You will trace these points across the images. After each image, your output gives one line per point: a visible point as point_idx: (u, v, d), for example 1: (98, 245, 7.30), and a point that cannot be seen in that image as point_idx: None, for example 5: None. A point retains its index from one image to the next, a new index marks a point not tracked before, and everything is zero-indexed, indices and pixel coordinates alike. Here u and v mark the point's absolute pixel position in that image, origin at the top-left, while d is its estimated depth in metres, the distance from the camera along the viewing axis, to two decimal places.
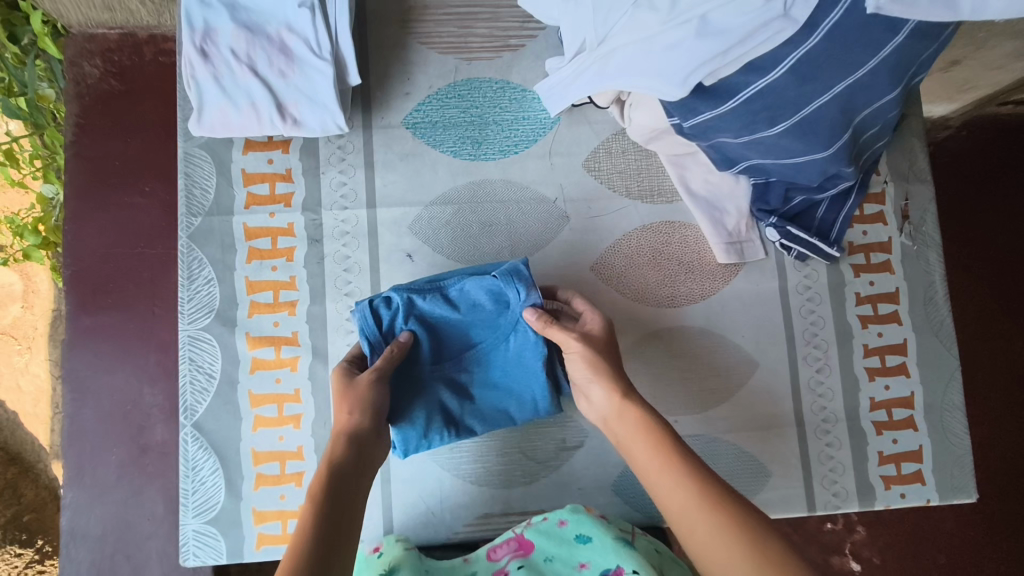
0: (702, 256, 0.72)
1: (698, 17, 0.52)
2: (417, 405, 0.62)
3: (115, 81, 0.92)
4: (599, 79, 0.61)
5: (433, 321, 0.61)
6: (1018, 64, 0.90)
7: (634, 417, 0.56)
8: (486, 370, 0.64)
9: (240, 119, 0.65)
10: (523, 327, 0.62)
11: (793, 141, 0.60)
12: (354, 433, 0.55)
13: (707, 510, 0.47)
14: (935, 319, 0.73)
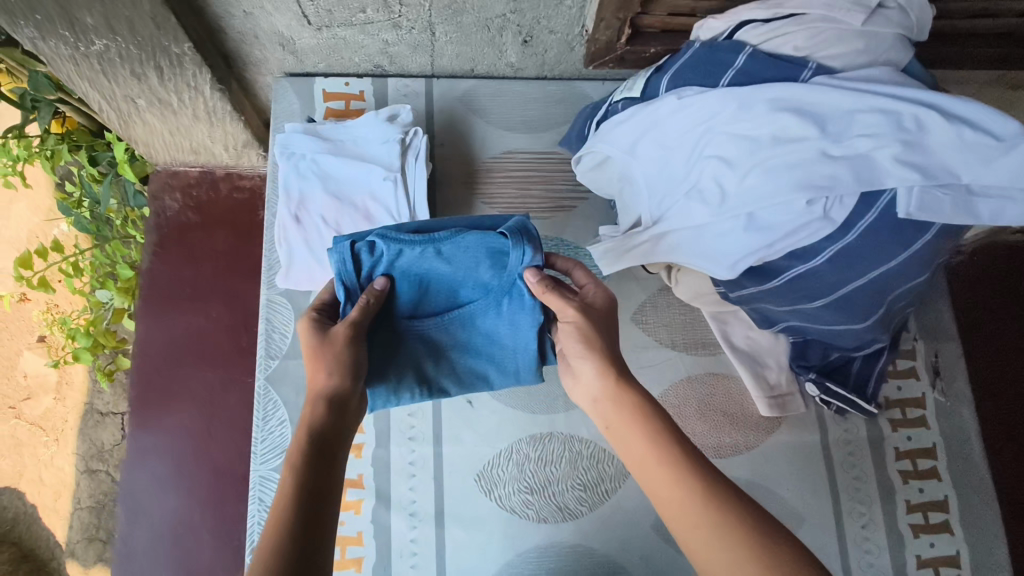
0: (745, 407, 0.75)
1: (746, 213, 0.59)
2: (394, 361, 0.62)
3: (192, 213, 1.00)
4: (652, 253, 0.67)
5: (422, 271, 0.59)
6: None
7: (624, 397, 0.55)
8: (469, 325, 0.64)
9: (322, 278, 0.70)
10: (519, 290, 0.61)
11: (832, 313, 0.65)
12: (330, 395, 0.52)
13: (701, 507, 0.48)
14: (972, 476, 0.75)
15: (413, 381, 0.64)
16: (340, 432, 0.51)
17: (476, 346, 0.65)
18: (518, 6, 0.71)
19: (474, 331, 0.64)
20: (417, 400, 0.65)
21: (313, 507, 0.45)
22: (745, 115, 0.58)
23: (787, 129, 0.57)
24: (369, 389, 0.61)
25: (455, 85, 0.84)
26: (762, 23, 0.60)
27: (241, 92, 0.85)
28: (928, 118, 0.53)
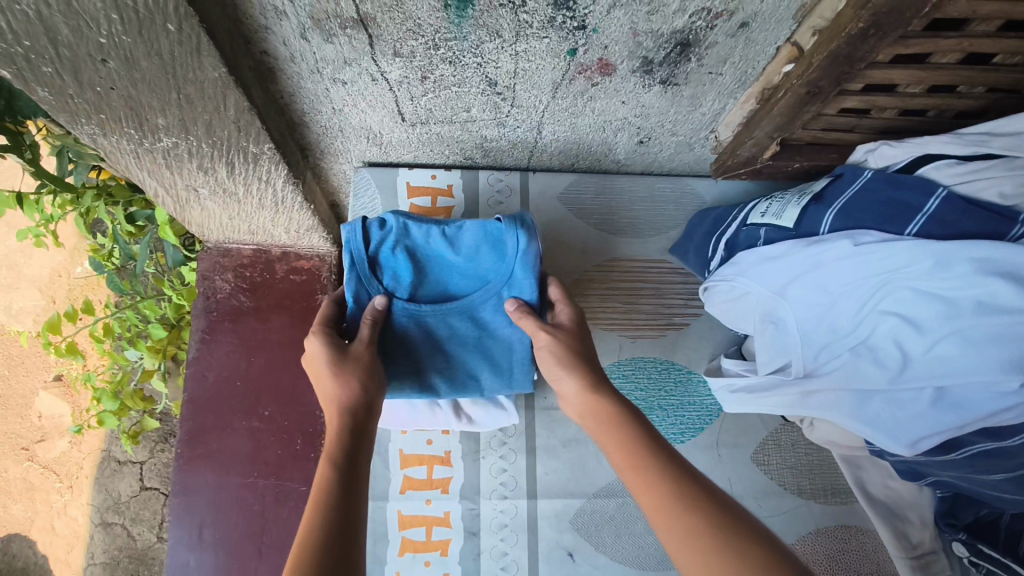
0: (882, 567, 0.67)
1: (933, 386, 0.50)
2: (388, 337, 0.58)
3: (246, 297, 0.91)
4: (796, 405, 0.59)
5: (429, 253, 0.60)
6: None
7: (601, 403, 0.48)
8: (467, 321, 0.60)
9: (415, 418, 0.62)
10: (517, 280, 0.59)
11: (1015, 489, 0.54)
12: (353, 400, 0.49)
13: (698, 519, 0.37)
14: None
15: (400, 367, 0.59)
16: (366, 438, 0.47)
17: (475, 342, 0.60)
18: (644, 111, 0.63)
19: (471, 329, 0.60)
20: (402, 390, 0.59)
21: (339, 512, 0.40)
22: (938, 272, 0.49)
23: (992, 295, 0.46)
24: None
25: (554, 181, 0.75)
26: (959, 161, 0.52)
27: (314, 180, 0.76)
28: None
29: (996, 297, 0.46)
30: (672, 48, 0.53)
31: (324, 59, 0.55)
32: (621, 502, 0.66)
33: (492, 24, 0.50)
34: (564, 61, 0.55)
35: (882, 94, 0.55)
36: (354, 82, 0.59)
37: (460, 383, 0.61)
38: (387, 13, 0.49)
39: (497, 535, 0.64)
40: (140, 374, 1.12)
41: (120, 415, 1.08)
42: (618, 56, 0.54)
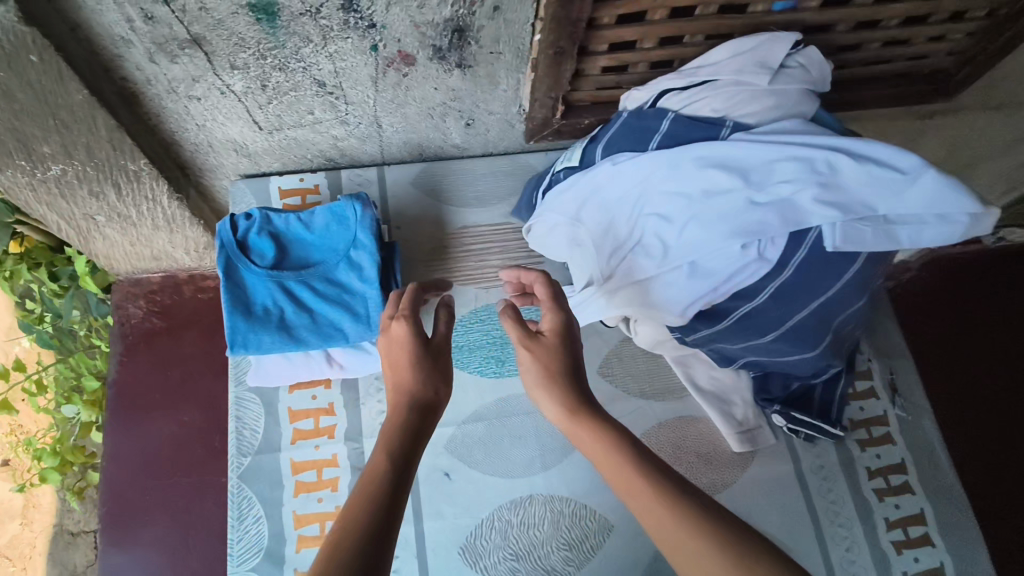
0: (717, 445, 0.78)
1: (688, 262, 0.63)
2: (256, 302, 0.70)
3: (157, 319, 1.01)
4: (605, 309, 0.70)
5: (288, 234, 0.73)
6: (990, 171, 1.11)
7: (587, 430, 0.52)
8: (325, 282, 0.72)
9: (295, 371, 0.73)
10: (361, 242, 0.72)
11: (785, 343, 0.69)
12: (418, 396, 0.53)
13: (709, 545, 0.43)
14: (942, 485, 0.78)
15: (270, 326, 0.69)
16: (424, 434, 0.52)
17: (333, 298, 0.71)
18: (455, 93, 0.77)
19: (330, 289, 0.71)
20: (274, 346, 0.69)
21: (379, 519, 0.43)
22: (674, 172, 0.63)
23: (712, 183, 0.61)
24: (230, 317, 0.68)
25: (406, 170, 0.88)
26: (681, 89, 0.66)
27: (199, 197, 0.88)
28: (838, 161, 0.58)
29: (719, 184, 0.61)
30: (451, 34, 0.67)
31: (175, 78, 0.67)
32: (488, 425, 0.77)
33: (301, 31, 0.64)
34: (371, 56, 0.69)
35: (626, 50, 0.70)
36: (206, 97, 0.71)
37: (325, 334, 0.71)
38: (213, 31, 0.62)
39: None
40: (75, 429, 1.18)
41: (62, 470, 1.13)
42: (412, 46, 0.68)
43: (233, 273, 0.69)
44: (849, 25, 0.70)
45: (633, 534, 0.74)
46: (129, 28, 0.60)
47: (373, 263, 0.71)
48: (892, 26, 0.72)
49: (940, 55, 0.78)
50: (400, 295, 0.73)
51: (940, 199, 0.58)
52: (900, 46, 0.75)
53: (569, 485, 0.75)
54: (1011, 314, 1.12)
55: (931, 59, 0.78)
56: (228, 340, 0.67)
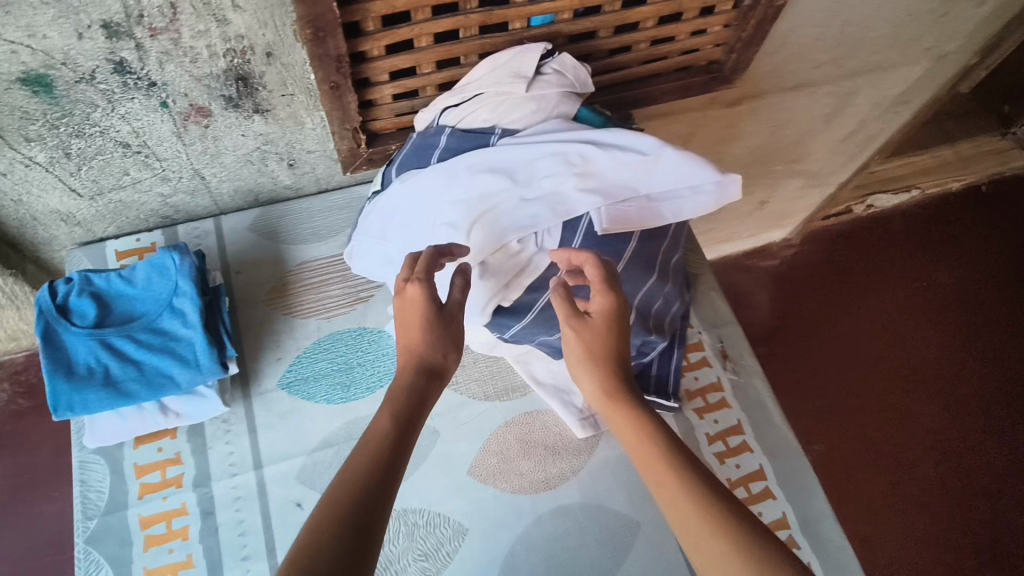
0: (564, 434, 0.81)
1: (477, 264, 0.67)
2: (79, 363, 0.71)
3: (24, 400, 1.01)
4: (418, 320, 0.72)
5: (110, 293, 0.75)
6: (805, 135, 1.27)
7: (622, 411, 0.58)
8: (150, 333, 0.73)
9: (129, 426, 0.74)
10: (181, 289, 0.74)
11: None
12: (423, 360, 0.58)
13: (700, 521, 0.48)
14: (779, 439, 0.82)
15: (94, 384, 0.70)
16: (430, 394, 0.57)
17: (158, 347, 0.72)
18: (266, 138, 0.81)
19: (156, 339, 0.73)
20: (101, 403, 0.70)
21: (381, 476, 0.49)
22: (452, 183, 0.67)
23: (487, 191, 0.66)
24: (51, 382, 0.69)
25: (243, 217, 0.91)
26: (456, 105, 0.71)
27: (38, 271, 0.90)
28: (588, 152, 0.64)
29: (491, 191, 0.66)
30: (236, 83, 0.71)
31: None
32: (338, 449, 0.78)
33: (84, 98, 0.67)
34: (164, 113, 0.72)
35: (407, 78, 0.75)
36: (11, 172, 0.73)
37: (154, 383, 0.72)
38: None
39: (233, 507, 0.74)
40: None
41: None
42: (202, 99, 0.72)
43: (51, 338, 0.70)
44: (609, 30, 0.78)
45: (489, 534, 0.75)
46: None
47: (194, 307, 0.73)
48: (649, 27, 0.80)
49: (707, 46, 0.88)
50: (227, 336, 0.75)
51: (684, 176, 0.64)
52: (666, 43, 0.84)
53: (421, 496, 0.76)
54: (817, 304, 1.74)
55: (701, 51, 0.88)
56: (51, 405, 0.68)
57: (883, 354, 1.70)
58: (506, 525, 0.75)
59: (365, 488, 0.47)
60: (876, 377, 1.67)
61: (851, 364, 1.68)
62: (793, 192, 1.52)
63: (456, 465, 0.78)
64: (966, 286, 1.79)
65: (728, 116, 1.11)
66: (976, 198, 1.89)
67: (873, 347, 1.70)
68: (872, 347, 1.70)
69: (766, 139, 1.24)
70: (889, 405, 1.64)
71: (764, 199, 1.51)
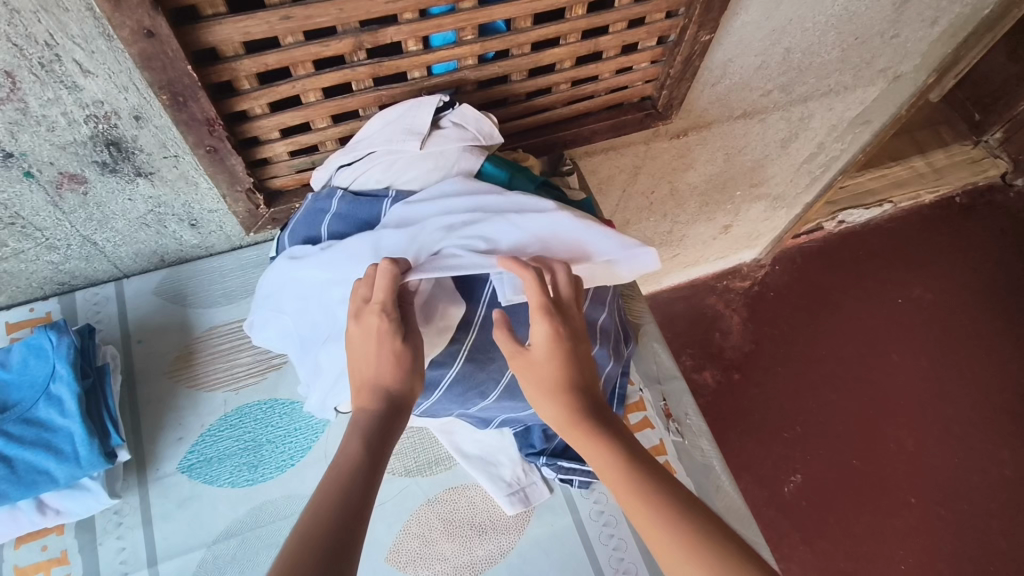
0: (492, 512, 0.74)
1: None
2: None
3: None
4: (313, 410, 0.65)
5: None
6: (761, 161, 1.22)
7: (591, 437, 0.53)
8: (23, 423, 0.67)
9: (1, 527, 0.66)
10: (58, 372, 0.68)
11: (512, 401, 0.67)
12: (389, 395, 0.52)
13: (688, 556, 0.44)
14: (728, 508, 0.76)
15: None
16: (398, 425, 0.52)
17: (31, 439, 0.66)
18: (157, 200, 0.75)
19: (29, 430, 0.66)
20: None
21: (340, 518, 0.45)
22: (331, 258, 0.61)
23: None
24: None
25: (147, 281, 0.85)
26: (349, 163, 0.65)
27: None
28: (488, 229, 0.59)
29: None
30: (108, 148, 0.65)
31: None
32: (241, 539, 0.71)
33: None
34: (31, 182, 0.66)
35: (302, 134, 0.69)
36: None
37: (27, 480, 0.65)
38: None
39: None
40: None
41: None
42: (72, 166, 0.66)
43: None
44: (522, 74, 0.73)
45: None
46: None
47: (72, 393, 0.67)
48: (567, 68, 0.75)
49: (637, 84, 0.82)
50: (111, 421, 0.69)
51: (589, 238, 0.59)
52: (590, 83, 0.79)
53: None
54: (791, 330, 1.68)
55: (631, 88, 0.83)
56: None
57: (861, 375, 1.63)
58: None
59: (323, 532, 0.43)
60: (855, 401, 1.61)
61: (826, 389, 1.62)
62: (757, 215, 1.47)
63: (372, 551, 0.71)
64: (944, 301, 1.73)
65: (674, 148, 1.06)
66: (952, 209, 1.84)
67: (850, 369, 1.64)
68: (849, 369, 1.64)
69: (721, 166, 1.18)
70: (869, 431, 1.58)
71: (727, 223, 1.45)
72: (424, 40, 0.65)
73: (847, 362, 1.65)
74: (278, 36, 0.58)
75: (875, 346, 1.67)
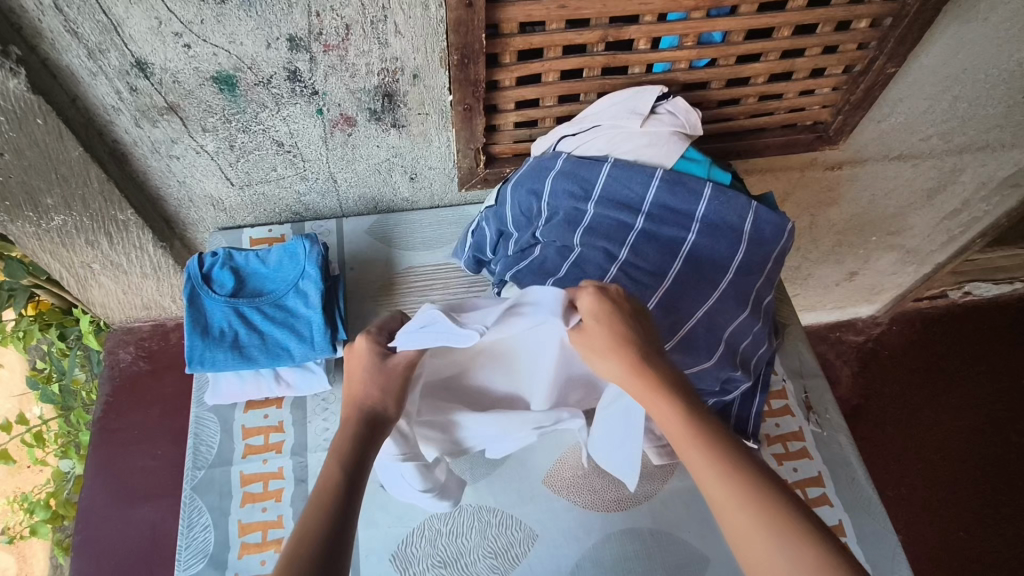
0: (638, 460, 0.83)
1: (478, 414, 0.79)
2: (213, 326, 0.81)
3: (144, 362, 1.13)
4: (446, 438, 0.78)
5: (246, 268, 0.85)
6: (903, 209, 1.27)
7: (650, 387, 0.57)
8: (276, 308, 0.83)
9: (245, 389, 0.83)
10: (307, 273, 0.84)
11: (682, 355, 0.71)
12: (370, 409, 0.62)
13: (758, 519, 0.46)
14: (861, 497, 0.81)
15: (223, 344, 0.80)
16: (381, 434, 0.61)
17: (281, 322, 0.82)
18: (397, 150, 0.90)
19: (279, 313, 0.82)
20: (227, 363, 0.79)
21: (335, 507, 0.50)
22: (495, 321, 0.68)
23: (594, 220, 0.74)
24: (189, 338, 0.79)
25: (361, 222, 1.00)
26: (574, 135, 0.79)
27: (183, 248, 1.02)
28: (661, 224, 0.73)
29: (601, 217, 0.74)
30: (382, 99, 0.81)
31: (156, 140, 0.81)
32: None
33: (257, 98, 0.78)
34: (318, 119, 0.82)
35: (531, 109, 0.84)
36: (184, 156, 0.85)
37: (273, 351, 0.80)
38: (186, 99, 0.76)
39: None
40: (70, 484, 1.29)
41: (53, 524, 1.22)
42: (351, 109, 0.81)
43: (195, 303, 0.81)
44: (721, 82, 0.84)
45: (557, 544, 0.76)
46: (118, 99, 0.75)
47: (317, 290, 0.82)
48: (760, 83, 0.85)
49: (815, 106, 0.92)
50: (341, 321, 0.83)
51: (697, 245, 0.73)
52: (773, 100, 0.90)
53: (496, 498, 0.79)
54: (918, 385, 1.57)
55: (808, 110, 0.93)
56: (188, 358, 0.78)
57: (991, 451, 1.49)
58: (576, 537, 0.77)
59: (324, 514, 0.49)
60: (986, 476, 1.46)
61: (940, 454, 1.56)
62: (886, 266, 1.49)
63: (533, 473, 0.81)
64: None
65: (826, 179, 1.13)
66: None
67: (979, 442, 1.50)
68: (977, 442, 1.50)
69: (864, 207, 1.24)
70: (1003, 511, 1.42)
71: (855, 269, 1.48)
72: (652, 41, 0.77)
73: (975, 435, 1.50)
74: (545, 21, 0.72)
75: (1011, 418, 1.53)
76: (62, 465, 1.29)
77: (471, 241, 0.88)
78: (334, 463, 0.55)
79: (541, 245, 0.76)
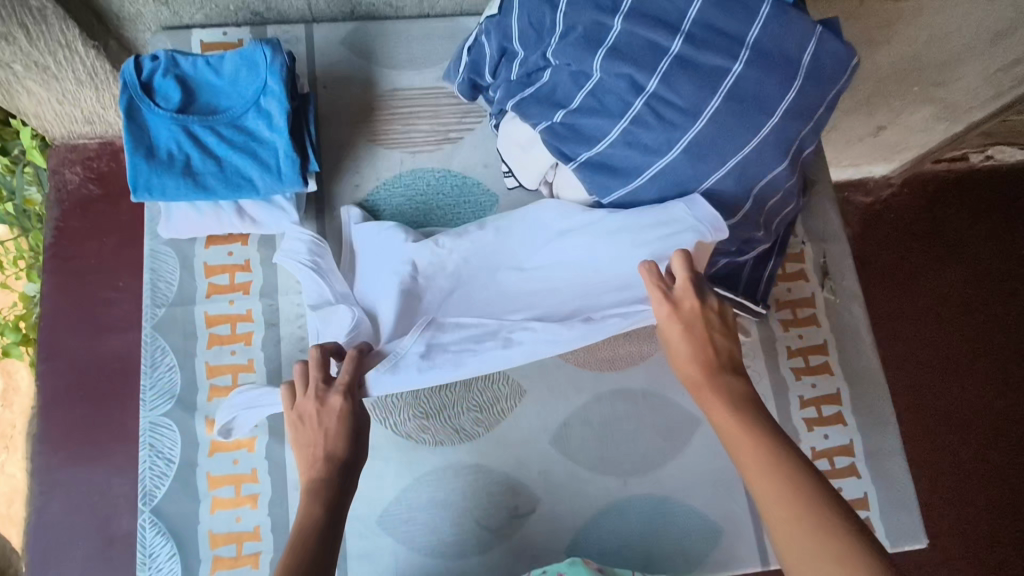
0: None
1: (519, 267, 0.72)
2: (161, 148, 0.69)
3: (94, 186, 1.00)
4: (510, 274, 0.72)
5: (196, 78, 0.71)
6: (962, 55, 1.11)
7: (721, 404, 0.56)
8: (235, 129, 0.70)
9: (203, 222, 0.73)
10: (270, 88, 0.70)
11: None
12: (339, 461, 0.57)
13: (810, 521, 0.46)
14: (864, 366, 0.78)
15: (172, 169, 0.68)
16: (352, 474, 0.58)
17: (241, 146, 0.70)
18: None
19: (239, 136, 0.70)
20: (180, 192, 0.68)
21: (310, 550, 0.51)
22: (432, 361, 0.64)
23: (620, 38, 0.58)
24: (130, 159, 0.67)
25: (335, 29, 0.83)
26: None
27: (121, 51, 0.85)
28: (702, 48, 0.57)
29: (627, 36, 0.58)
30: None
31: None
32: None
33: None
34: None
35: None
36: None
37: (233, 181, 0.69)
38: None
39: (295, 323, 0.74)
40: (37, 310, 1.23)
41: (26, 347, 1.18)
42: None
43: (136, 118, 0.68)
44: None
45: (546, 402, 0.74)
46: None
47: (282, 111, 0.69)
48: None
49: None
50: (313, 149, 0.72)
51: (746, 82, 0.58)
52: None
53: None
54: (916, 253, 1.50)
55: None
56: (132, 184, 0.67)
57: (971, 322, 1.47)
58: (564, 396, 0.74)
59: (297, 553, 0.50)
60: (973, 342, 1.44)
61: None
62: (919, 121, 1.35)
63: None
64: None
65: None
66: None
67: (963, 311, 1.47)
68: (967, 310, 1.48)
69: (918, 50, 1.08)
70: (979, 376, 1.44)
71: (885, 123, 1.34)
72: None
73: (973, 302, 1.46)
74: None
75: (1006, 289, 1.49)
76: (26, 290, 1.22)
77: (467, 59, 0.73)
78: (307, 495, 0.55)
79: (551, 69, 0.64)
